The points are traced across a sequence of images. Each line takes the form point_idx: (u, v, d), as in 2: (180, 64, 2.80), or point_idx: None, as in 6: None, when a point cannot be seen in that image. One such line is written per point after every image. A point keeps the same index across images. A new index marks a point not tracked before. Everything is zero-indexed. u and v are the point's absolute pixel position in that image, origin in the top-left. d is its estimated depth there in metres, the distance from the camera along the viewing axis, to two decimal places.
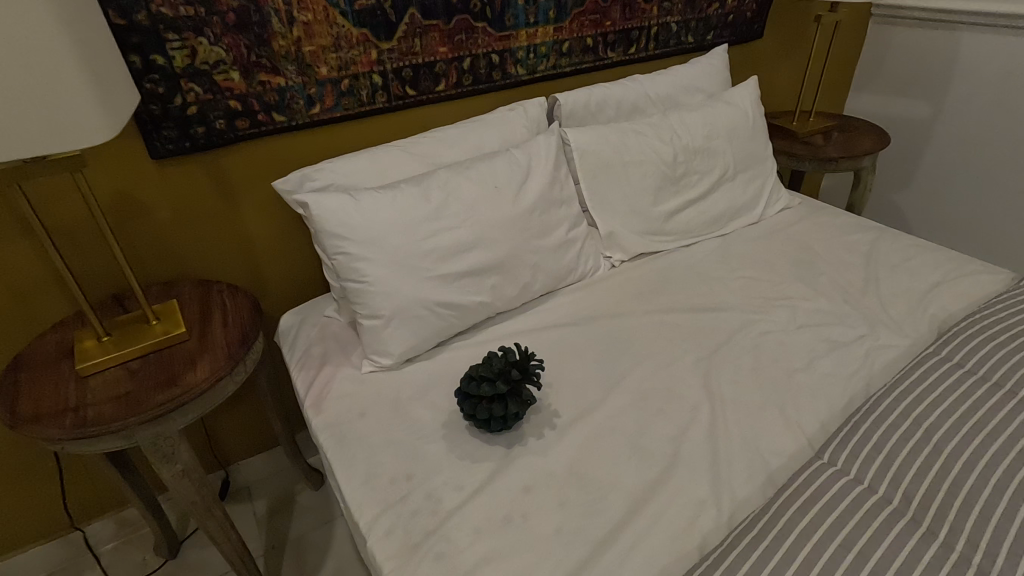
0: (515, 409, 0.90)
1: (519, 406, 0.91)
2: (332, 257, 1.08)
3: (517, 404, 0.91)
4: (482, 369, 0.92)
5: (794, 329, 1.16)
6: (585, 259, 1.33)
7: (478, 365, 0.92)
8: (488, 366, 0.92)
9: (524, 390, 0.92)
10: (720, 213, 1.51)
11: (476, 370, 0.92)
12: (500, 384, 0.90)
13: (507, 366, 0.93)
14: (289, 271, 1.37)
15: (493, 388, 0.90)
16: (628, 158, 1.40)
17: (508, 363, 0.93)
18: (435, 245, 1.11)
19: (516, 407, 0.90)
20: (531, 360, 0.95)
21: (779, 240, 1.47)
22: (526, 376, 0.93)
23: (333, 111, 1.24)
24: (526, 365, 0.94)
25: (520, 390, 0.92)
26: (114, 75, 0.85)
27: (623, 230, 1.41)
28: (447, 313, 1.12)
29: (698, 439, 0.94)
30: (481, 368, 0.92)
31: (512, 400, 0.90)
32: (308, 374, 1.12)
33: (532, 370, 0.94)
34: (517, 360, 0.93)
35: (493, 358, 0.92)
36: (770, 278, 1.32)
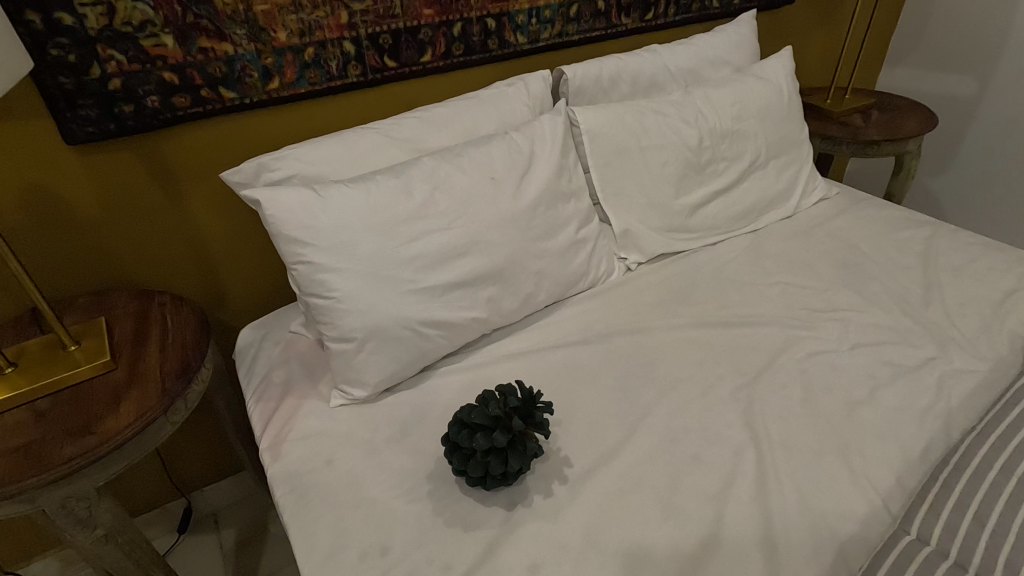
0: (518, 467, 0.72)
1: (522, 464, 0.72)
2: (292, 267, 0.88)
3: (520, 460, 0.72)
4: (476, 417, 0.72)
5: (848, 349, 0.97)
6: (598, 262, 1.13)
7: (472, 411, 0.73)
8: (484, 411, 0.73)
9: (528, 442, 0.73)
10: (750, 206, 1.31)
11: (470, 418, 0.72)
12: (499, 439, 0.71)
13: (507, 411, 0.74)
14: (250, 275, 1.16)
15: (490, 441, 0.72)
16: (646, 142, 1.20)
17: (508, 408, 0.74)
18: (418, 251, 0.91)
19: (520, 465, 0.72)
20: (538, 401, 0.75)
21: (819, 237, 1.28)
22: (531, 422, 0.75)
23: (296, 86, 1.03)
24: (531, 409, 0.75)
25: (523, 441, 0.74)
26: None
27: (640, 227, 1.21)
28: (434, 333, 0.93)
29: (744, 497, 0.75)
30: (475, 415, 0.72)
31: (514, 455, 0.72)
32: (267, 407, 0.93)
33: (539, 416, 0.75)
34: (520, 406, 0.74)
35: (490, 404, 0.72)
36: (813, 284, 1.13)
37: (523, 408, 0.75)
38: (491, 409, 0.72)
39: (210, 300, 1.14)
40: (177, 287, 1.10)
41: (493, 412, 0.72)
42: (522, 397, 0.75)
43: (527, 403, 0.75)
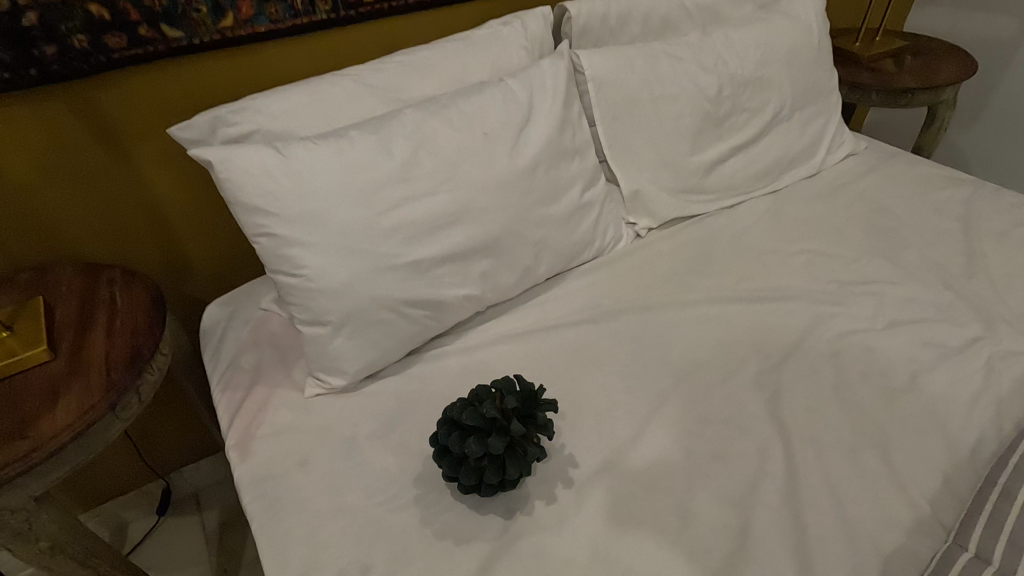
0: (516, 475, 0.63)
1: (521, 471, 0.63)
2: (253, 240, 0.76)
3: (519, 467, 0.63)
4: (467, 419, 0.62)
5: (884, 328, 0.87)
6: (604, 228, 1.02)
7: (462, 412, 0.62)
8: (477, 411, 0.63)
9: (529, 446, 0.64)
10: (772, 164, 1.18)
11: (461, 419, 0.62)
12: (495, 445, 0.61)
13: (505, 411, 0.64)
14: (212, 247, 1.04)
15: (484, 447, 0.62)
16: (659, 91, 1.06)
17: (507, 407, 0.64)
18: (400, 220, 0.79)
19: (518, 472, 0.63)
20: (541, 399, 0.66)
21: (847, 198, 1.16)
22: (532, 422, 0.65)
23: (254, 24, 0.88)
24: (534, 408, 0.65)
25: (522, 445, 0.64)
26: None
27: (651, 188, 1.08)
28: (420, 314, 0.82)
29: (774, 504, 0.67)
30: (466, 416, 0.62)
31: (511, 462, 0.63)
32: (234, 397, 0.83)
33: (542, 416, 0.65)
34: (520, 406, 0.64)
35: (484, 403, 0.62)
36: (842, 253, 1.02)
37: (524, 406, 0.65)
38: (486, 410, 0.62)
39: (168, 275, 1.02)
40: (129, 261, 0.97)
41: (487, 414, 0.62)
42: (523, 394, 0.65)
43: (529, 401, 0.65)
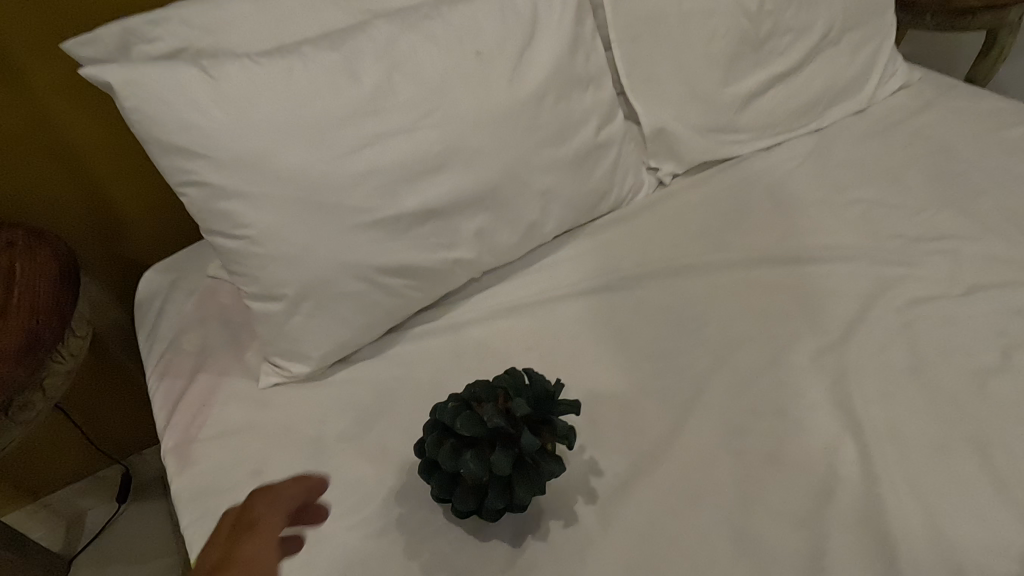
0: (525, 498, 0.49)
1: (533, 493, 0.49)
2: (178, 191, 0.58)
3: (530, 488, 0.49)
4: (462, 428, 0.47)
5: (965, 292, 0.72)
6: (623, 174, 0.84)
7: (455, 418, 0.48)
8: (475, 417, 0.48)
9: (543, 460, 0.50)
10: (817, 96, 1.00)
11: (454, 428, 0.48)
12: (500, 462, 0.47)
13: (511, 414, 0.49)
14: (135, 213, 0.83)
15: (485, 463, 0.48)
16: (689, 5, 0.87)
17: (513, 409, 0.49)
18: (371, 165, 0.61)
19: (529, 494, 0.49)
20: (558, 397, 0.51)
21: (903, 136, 0.99)
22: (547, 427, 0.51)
23: None
24: (548, 409, 0.51)
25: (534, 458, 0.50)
26: None
27: (677, 125, 0.90)
28: (401, 284, 0.65)
29: (846, 523, 0.54)
30: (461, 424, 0.47)
31: (520, 484, 0.49)
32: (171, 388, 0.67)
33: (560, 419, 0.51)
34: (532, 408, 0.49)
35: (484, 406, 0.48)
36: (904, 202, 0.86)
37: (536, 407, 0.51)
38: (487, 416, 0.47)
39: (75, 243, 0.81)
40: (21, 214, 0.77)
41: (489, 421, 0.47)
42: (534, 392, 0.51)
43: (543, 400, 0.51)
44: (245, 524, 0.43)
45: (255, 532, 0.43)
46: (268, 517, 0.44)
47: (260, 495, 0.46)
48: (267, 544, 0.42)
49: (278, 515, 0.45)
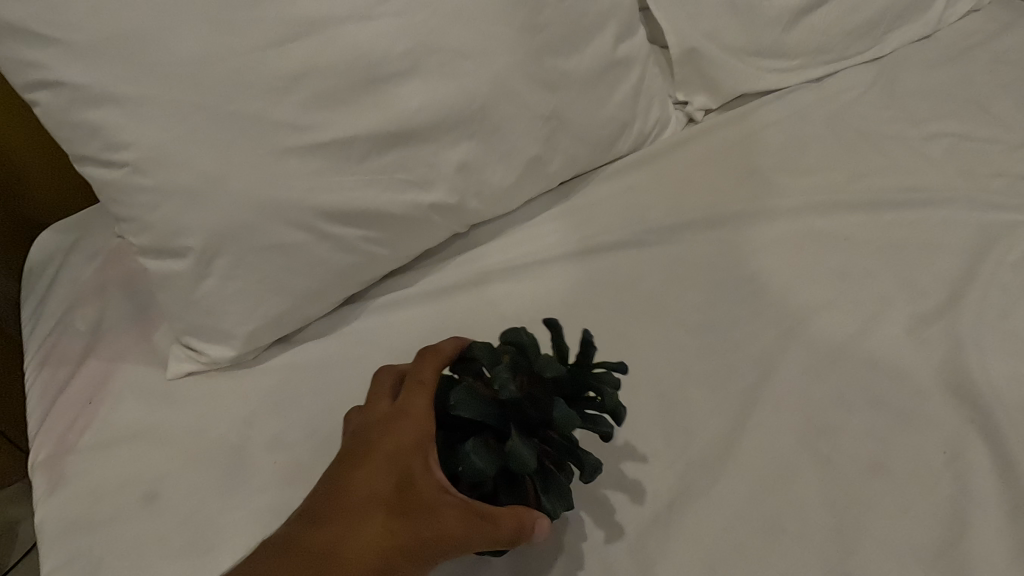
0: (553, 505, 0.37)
1: (562, 499, 0.37)
2: (28, 99, 0.41)
3: (557, 495, 0.37)
4: (464, 409, 0.35)
5: None
6: (647, 104, 0.67)
7: (452, 397, 0.35)
8: (480, 394, 0.36)
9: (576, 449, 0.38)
10: (879, 14, 0.81)
11: (453, 408, 0.35)
12: (519, 449, 0.34)
13: (533, 384, 0.37)
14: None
15: (497, 457, 0.35)
16: None
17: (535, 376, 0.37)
18: (307, 63, 0.43)
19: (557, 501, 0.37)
20: (592, 361, 0.39)
21: (982, 62, 0.81)
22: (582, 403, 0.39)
23: None
24: (582, 376, 0.38)
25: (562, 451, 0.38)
26: None
27: (712, 45, 0.72)
28: (357, 237, 0.48)
29: (980, 565, 0.38)
30: (464, 403, 0.35)
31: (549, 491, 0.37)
32: (54, 379, 0.50)
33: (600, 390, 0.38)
34: (564, 371, 0.37)
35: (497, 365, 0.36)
36: (998, 136, 0.69)
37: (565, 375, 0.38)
38: (498, 382, 0.35)
39: None
40: None
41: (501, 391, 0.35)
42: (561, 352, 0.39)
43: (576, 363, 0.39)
44: (402, 402, 0.38)
45: (411, 413, 0.37)
46: (431, 390, 0.38)
47: (422, 362, 0.39)
48: (417, 431, 0.37)
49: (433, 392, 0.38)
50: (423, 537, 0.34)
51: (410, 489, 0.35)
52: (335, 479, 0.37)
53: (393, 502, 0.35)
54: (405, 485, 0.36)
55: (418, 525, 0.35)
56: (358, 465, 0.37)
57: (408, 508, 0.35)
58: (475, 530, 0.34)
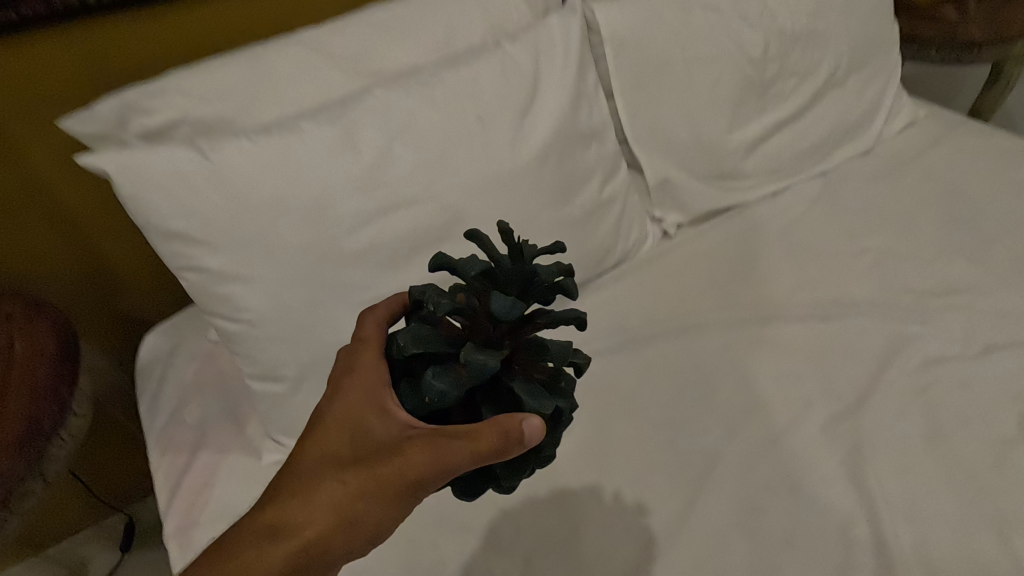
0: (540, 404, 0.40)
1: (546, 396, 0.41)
2: (178, 274, 0.58)
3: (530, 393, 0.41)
4: (413, 345, 0.41)
5: (980, 354, 0.71)
6: (628, 228, 0.83)
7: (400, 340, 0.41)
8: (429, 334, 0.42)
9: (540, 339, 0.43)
10: (823, 138, 0.99)
11: (404, 349, 0.41)
12: (472, 356, 0.39)
13: (477, 300, 0.43)
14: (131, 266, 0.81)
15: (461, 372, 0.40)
16: (693, 53, 0.87)
17: (475, 293, 0.43)
18: (373, 241, 0.60)
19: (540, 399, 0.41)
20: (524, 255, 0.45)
21: (912, 178, 0.97)
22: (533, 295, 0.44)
23: None
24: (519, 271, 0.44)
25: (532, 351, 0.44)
26: None
27: (681, 174, 0.90)
28: None
29: None
30: (411, 341, 0.41)
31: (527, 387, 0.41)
32: (174, 463, 0.66)
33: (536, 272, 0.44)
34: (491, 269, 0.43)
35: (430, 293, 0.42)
36: (915, 251, 0.85)
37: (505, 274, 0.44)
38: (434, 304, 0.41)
39: (75, 302, 0.79)
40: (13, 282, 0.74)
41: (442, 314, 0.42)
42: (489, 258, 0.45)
43: (506, 262, 0.45)
44: (348, 364, 0.47)
45: (355, 371, 0.47)
46: (372, 350, 0.47)
47: (362, 328, 0.49)
48: (362, 387, 0.46)
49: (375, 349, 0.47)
50: (384, 471, 0.43)
51: (367, 435, 0.44)
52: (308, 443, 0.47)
53: (357, 450, 0.45)
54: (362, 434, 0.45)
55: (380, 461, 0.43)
56: (323, 428, 0.46)
57: (370, 451, 0.44)
58: (436, 450, 0.41)
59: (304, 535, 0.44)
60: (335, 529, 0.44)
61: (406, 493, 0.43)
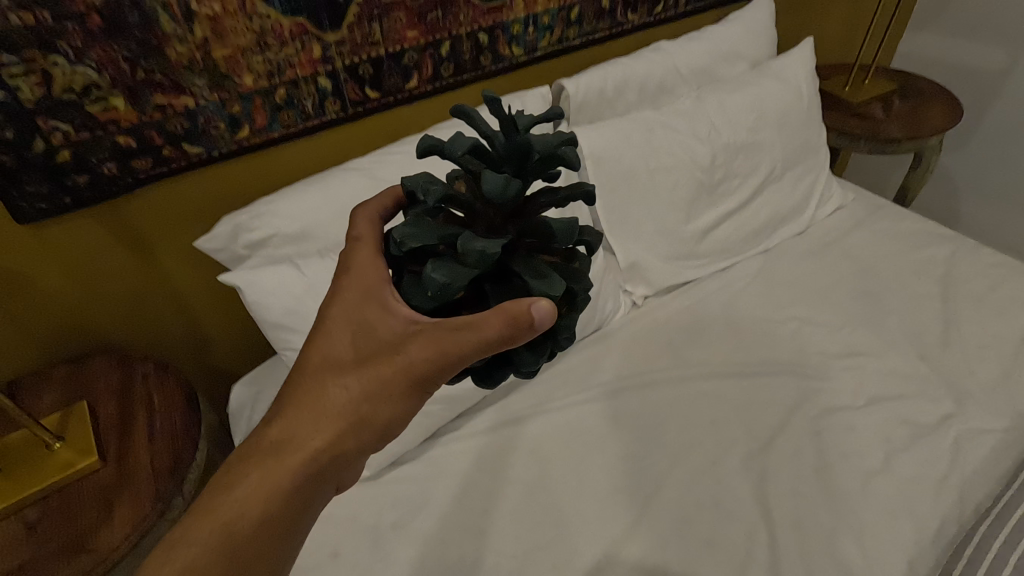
0: (546, 287, 0.48)
1: (547, 281, 0.48)
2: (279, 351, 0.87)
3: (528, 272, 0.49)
4: (411, 240, 0.48)
5: (864, 405, 0.94)
6: (604, 302, 1.08)
7: (398, 235, 0.48)
8: (427, 228, 0.48)
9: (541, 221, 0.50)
10: (763, 224, 1.23)
11: (402, 245, 0.48)
12: (470, 243, 0.46)
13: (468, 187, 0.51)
14: (233, 332, 1.10)
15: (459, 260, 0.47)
16: (655, 164, 1.11)
17: (470, 178, 0.51)
18: None
19: (547, 285, 0.48)
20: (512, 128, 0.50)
21: (835, 257, 1.21)
22: (529, 171, 0.52)
23: (268, 132, 0.92)
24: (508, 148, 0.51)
25: (534, 233, 0.51)
26: None
27: (648, 257, 1.14)
28: (436, 408, 0.89)
29: None
30: (409, 237, 0.48)
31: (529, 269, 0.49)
32: None
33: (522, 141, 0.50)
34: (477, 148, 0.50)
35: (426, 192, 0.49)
36: (827, 320, 1.08)
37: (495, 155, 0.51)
38: (424, 191, 0.49)
39: (191, 358, 1.08)
40: (154, 347, 1.02)
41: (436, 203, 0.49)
42: (478, 142, 0.51)
43: (497, 141, 0.51)
44: (347, 273, 0.57)
45: (356, 275, 0.56)
46: (368, 260, 0.57)
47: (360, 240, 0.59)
48: (361, 290, 0.55)
49: (371, 258, 0.57)
50: (387, 366, 0.54)
51: (371, 334, 0.54)
52: (315, 353, 0.57)
53: (362, 350, 0.55)
54: (366, 334, 0.55)
55: (384, 357, 0.53)
56: (328, 334, 0.57)
57: (376, 346, 0.54)
58: (436, 341, 0.50)
59: (324, 432, 0.55)
60: (352, 425, 0.55)
61: (409, 381, 0.53)
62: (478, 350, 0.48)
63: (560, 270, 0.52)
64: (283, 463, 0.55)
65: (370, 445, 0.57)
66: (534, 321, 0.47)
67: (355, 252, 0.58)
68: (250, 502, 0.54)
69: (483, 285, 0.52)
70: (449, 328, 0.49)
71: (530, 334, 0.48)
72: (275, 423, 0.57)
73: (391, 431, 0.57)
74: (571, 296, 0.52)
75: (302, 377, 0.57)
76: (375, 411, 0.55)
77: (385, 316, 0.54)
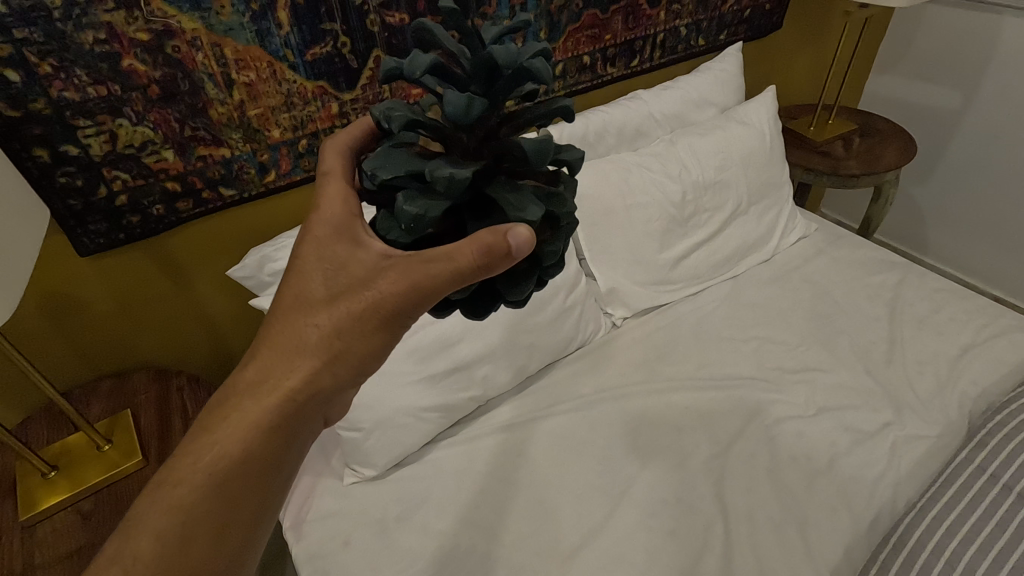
0: (522, 215, 0.54)
1: (518, 211, 0.54)
2: None
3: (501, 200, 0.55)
4: (381, 171, 0.54)
5: (813, 414, 1.06)
6: (585, 323, 1.21)
7: (370, 168, 0.55)
8: (397, 162, 0.55)
9: (512, 145, 0.56)
10: (731, 253, 1.37)
11: (375, 176, 0.55)
12: (438, 174, 0.52)
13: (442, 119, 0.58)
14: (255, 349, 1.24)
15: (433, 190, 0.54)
16: (631, 201, 1.25)
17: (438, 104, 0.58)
18: (415, 343, 1.00)
19: (522, 213, 0.54)
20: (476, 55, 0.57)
21: (795, 282, 1.34)
22: (496, 89, 0.57)
23: (292, 175, 1.07)
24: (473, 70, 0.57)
25: (507, 156, 0.57)
26: (24, 212, 0.76)
27: (626, 283, 1.27)
28: (435, 416, 1.02)
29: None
30: (380, 169, 0.55)
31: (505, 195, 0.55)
32: None
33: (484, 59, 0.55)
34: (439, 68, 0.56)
35: (393, 123, 0.56)
36: (786, 339, 1.21)
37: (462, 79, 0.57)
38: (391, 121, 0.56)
39: (217, 371, 1.22)
40: (187, 362, 1.17)
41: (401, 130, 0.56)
42: (438, 64, 0.56)
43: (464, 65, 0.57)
44: (320, 215, 0.64)
45: (328, 217, 0.63)
46: (339, 203, 0.64)
47: (330, 184, 0.66)
48: (335, 231, 0.63)
49: (340, 202, 0.64)
50: (361, 301, 0.61)
51: (345, 273, 0.62)
52: (293, 293, 0.64)
53: (337, 287, 0.62)
54: (341, 272, 0.62)
55: (358, 291, 0.61)
56: (304, 273, 0.64)
57: (349, 282, 0.62)
58: (407, 275, 0.57)
59: (304, 365, 0.63)
60: (329, 358, 0.63)
61: (381, 315, 0.61)
62: (452, 279, 0.55)
63: (539, 196, 0.58)
64: (266, 397, 0.62)
65: (346, 377, 0.65)
66: (511, 249, 0.53)
67: (325, 194, 0.65)
68: (237, 437, 0.61)
69: (462, 214, 0.59)
70: (421, 261, 0.56)
71: (507, 263, 0.54)
72: (258, 362, 0.64)
73: (366, 363, 0.65)
74: (551, 219, 0.59)
75: (281, 318, 0.64)
76: (349, 344, 0.63)
77: (359, 254, 0.61)
